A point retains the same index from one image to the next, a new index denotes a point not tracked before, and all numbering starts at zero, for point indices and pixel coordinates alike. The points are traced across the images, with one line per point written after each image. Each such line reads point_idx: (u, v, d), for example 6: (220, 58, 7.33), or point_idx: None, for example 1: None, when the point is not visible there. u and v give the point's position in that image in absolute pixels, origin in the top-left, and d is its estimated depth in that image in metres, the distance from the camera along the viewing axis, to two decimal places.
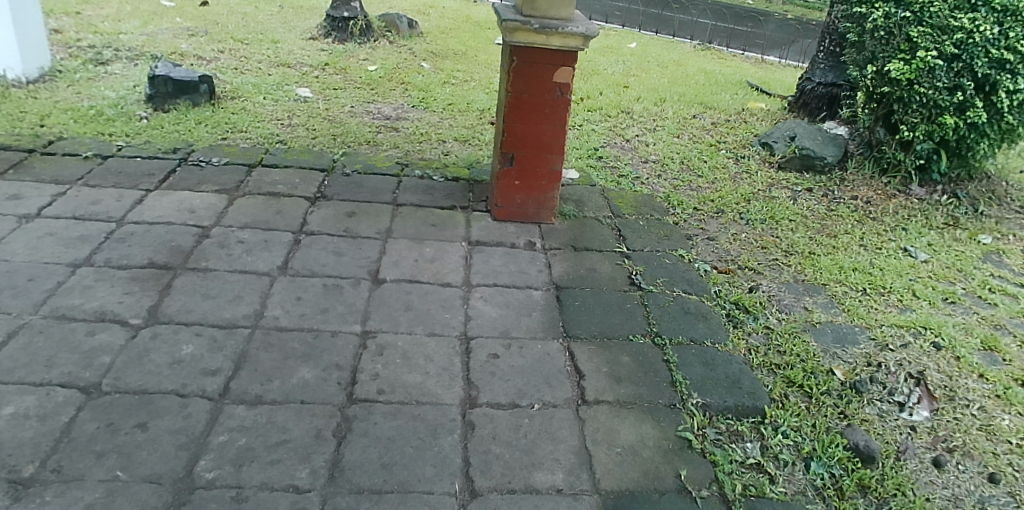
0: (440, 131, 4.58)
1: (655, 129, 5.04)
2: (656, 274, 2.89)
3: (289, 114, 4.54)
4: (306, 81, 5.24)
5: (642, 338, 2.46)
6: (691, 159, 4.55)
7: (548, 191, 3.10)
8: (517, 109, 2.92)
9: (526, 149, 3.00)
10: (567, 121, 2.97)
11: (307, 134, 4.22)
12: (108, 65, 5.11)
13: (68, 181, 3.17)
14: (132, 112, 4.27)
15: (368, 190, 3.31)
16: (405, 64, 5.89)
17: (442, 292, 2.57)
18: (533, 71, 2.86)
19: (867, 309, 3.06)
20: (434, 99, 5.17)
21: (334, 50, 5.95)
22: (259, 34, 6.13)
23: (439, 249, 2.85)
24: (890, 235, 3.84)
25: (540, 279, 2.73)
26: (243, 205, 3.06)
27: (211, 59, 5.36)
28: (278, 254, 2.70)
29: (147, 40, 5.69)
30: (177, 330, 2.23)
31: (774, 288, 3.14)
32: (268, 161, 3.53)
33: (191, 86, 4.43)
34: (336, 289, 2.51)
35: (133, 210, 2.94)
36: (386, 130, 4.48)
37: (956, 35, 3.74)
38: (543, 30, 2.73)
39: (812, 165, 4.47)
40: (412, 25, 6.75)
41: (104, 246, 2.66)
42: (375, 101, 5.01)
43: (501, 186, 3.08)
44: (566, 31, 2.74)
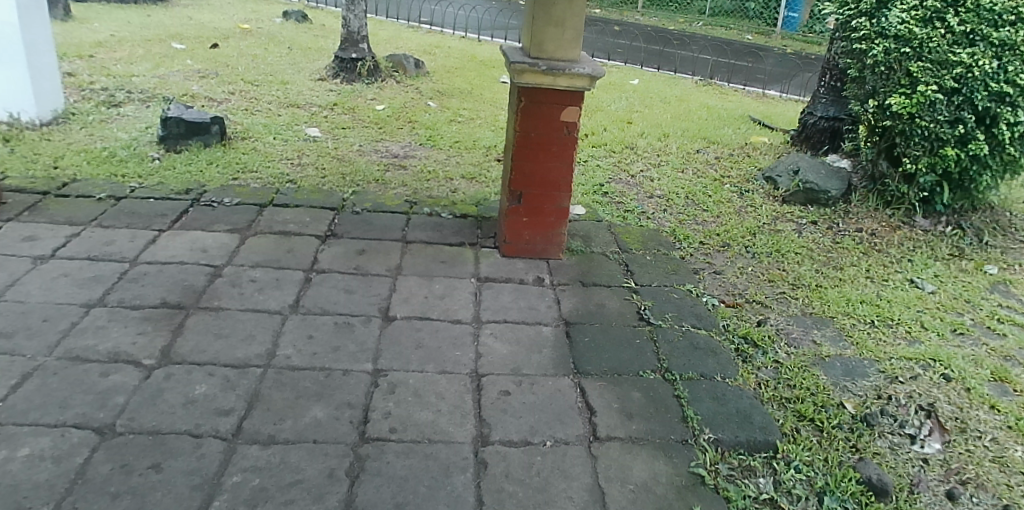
0: (447, 168, 4.64)
1: (659, 164, 5.09)
2: (665, 309, 2.90)
3: (299, 154, 4.62)
4: (315, 121, 5.33)
5: (653, 374, 2.46)
6: (696, 194, 4.60)
7: (555, 227, 3.13)
8: (526, 148, 2.97)
9: (534, 187, 3.04)
10: (575, 159, 3.02)
11: (316, 173, 4.28)
12: (120, 107, 5.21)
13: (82, 222, 3.22)
14: (144, 153, 4.34)
15: (378, 228, 3.35)
16: (412, 103, 5.99)
17: (453, 329, 2.58)
18: (541, 111, 2.92)
19: (876, 341, 3.06)
20: (440, 138, 5.25)
21: (342, 90, 6.06)
22: (268, 76, 6.26)
23: (448, 286, 2.87)
24: (896, 267, 3.85)
25: (550, 315, 2.75)
26: (255, 244, 3.09)
27: (222, 101, 5.47)
28: (290, 292, 2.73)
29: (159, 83, 5.81)
30: (190, 370, 2.24)
31: (782, 321, 3.15)
32: (279, 201, 3.58)
33: (203, 126, 4.51)
34: (347, 327, 2.53)
35: (147, 250, 2.98)
36: (394, 168, 4.54)
37: (956, 70, 3.80)
38: (551, 71, 2.81)
39: (817, 199, 4.51)
40: (418, 65, 6.88)
41: (117, 286, 2.69)
42: (383, 140, 5.09)
43: (510, 223, 3.11)
44: (573, 72, 2.81)
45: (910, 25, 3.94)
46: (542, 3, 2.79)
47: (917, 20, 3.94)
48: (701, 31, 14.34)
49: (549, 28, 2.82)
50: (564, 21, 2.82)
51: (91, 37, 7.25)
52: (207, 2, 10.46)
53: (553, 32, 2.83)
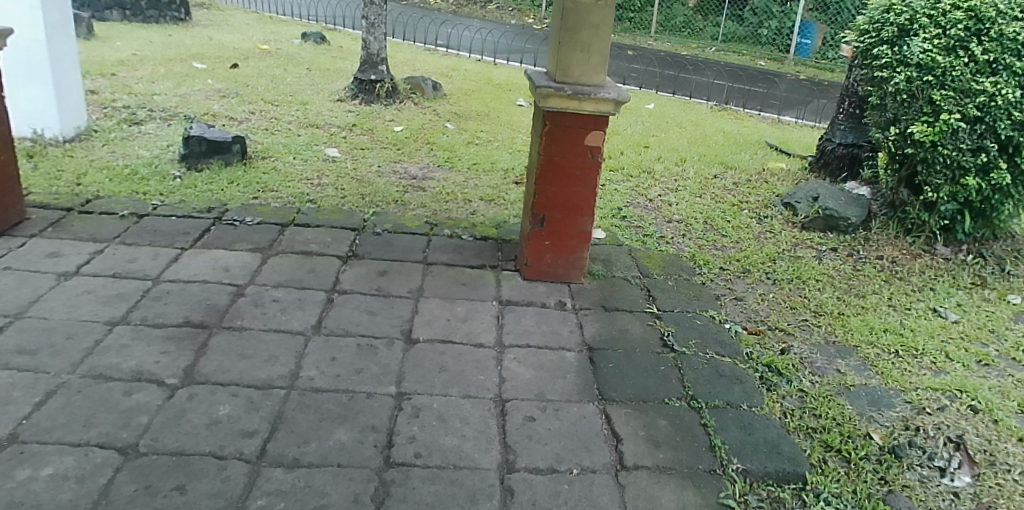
0: (466, 191, 4.67)
1: (677, 189, 5.09)
2: (688, 335, 2.85)
3: (318, 175, 4.66)
4: (334, 141, 5.37)
5: (678, 402, 2.42)
6: (714, 219, 4.59)
7: (577, 251, 3.12)
8: (549, 172, 2.98)
9: (558, 210, 3.04)
10: (598, 183, 3.02)
11: (335, 194, 4.31)
12: (142, 125, 5.27)
13: (106, 238, 3.23)
14: (166, 171, 4.38)
15: (399, 250, 3.34)
16: (430, 125, 6.02)
17: (476, 353, 2.56)
18: (566, 135, 2.92)
19: (901, 371, 3.03)
20: (458, 160, 5.28)
21: (361, 111, 6.10)
22: (287, 96, 6.31)
23: (470, 309, 2.85)
24: (919, 295, 3.83)
25: (573, 340, 2.72)
26: (277, 264, 3.09)
27: (242, 120, 5.52)
28: (312, 313, 2.72)
29: (180, 101, 5.86)
30: (213, 391, 2.23)
31: (805, 349, 3.12)
32: (300, 220, 3.58)
33: (224, 145, 4.54)
34: (370, 350, 2.51)
35: (169, 269, 2.98)
36: (413, 190, 4.58)
37: (979, 98, 3.78)
38: (577, 96, 2.81)
39: (836, 226, 4.49)
40: (436, 87, 6.92)
41: (140, 304, 2.69)
42: (401, 161, 5.12)
43: (532, 246, 3.11)
44: (599, 96, 2.81)
45: (932, 54, 3.92)
46: (569, 29, 2.79)
47: (939, 49, 3.91)
48: (713, 56, 14.43)
49: (576, 54, 2.83)
50: (590, 46, 2.83)
51: (113, 56, 7.35)
52: (226, 23, 10.60)
53: (579, 57, 2.84)
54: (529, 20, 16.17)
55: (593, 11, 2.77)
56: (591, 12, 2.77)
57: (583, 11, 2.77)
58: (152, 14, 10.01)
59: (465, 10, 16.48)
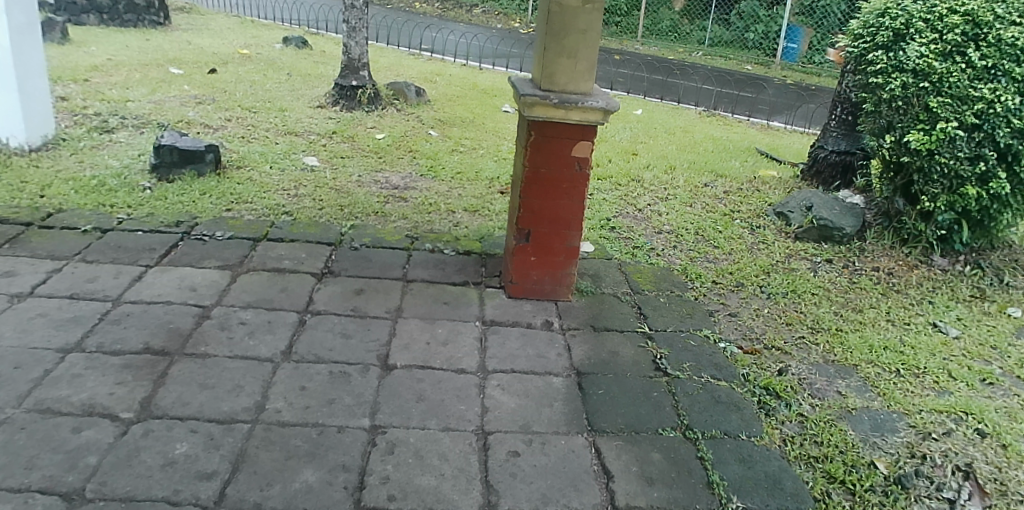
0: (449, 201, 4.51)
1: (666, 198, 4.96)
2: (682, 358, 2.70)
3: (296, 184, 4.51)
4: (314, 150, 5.20)
5: (672, 432, 2.27)
6: (705, 229, 4.46)
7: (564, 267, 2.97)
8: (535, 184, 2.82)
9: (544, 225, 2.89)
10: (586, 197, 2.87)
11: (313, 206, 4.15)
12: (113, 133, 5.07)
13: (65, 256, 3.04)
14: (135, 181, 4.19)
15: (377, 266, 3.17)
16: (413, 132, 5.86)
17: (457, 380, 2.40)
18: (552, 146, 2.77)
19: (904, 392, 2.91)
20: (442, 169, 5.13)
21: (342, 118, 5.93)
22: (266, 102, 6.12)
23: (452, 331, 2.69)
24: (918, 309, 3.71)
25: (560, 364, 2.56)
26: (247, 283, 2.92)
27: (218, 128, 5.33)
28: (282, 337, 2.54)
29: (154, 108, 5.67)
30: (170, 426, 2.06)
31: (803, 369, 2.99)
32: (274, 234, 3.41)
33: (197, 155, 4.36)
34: (343, 378, 2.34)
35: (131, 288, 2.80)
36: (394, 201, 4.43)
37: (977, 105, 3.67)
38: (563, 105, 2.66)
39: (831, 236, 4.37)
40: (419, 93, 6.76)
41: (97, 328, 2.51)
42: (382, 171, 4.96)
43: (517, 262, 2.95)
44: (586, 105, 2.66)
45: (929, 60, 3.80)
46: (554, 34, 2.64)
47: (936, 54, 3.80)
48: (701, 61, 14.37)
49: (561, 60, 2.68)
50: (576, 52, 2.68)
51: (86, 60, 7.13)
52: (207, 26, 10.39)
53: (566, 64, 2.69)
54: (516, 23, 16.04)
55: (580, 15, 2.62)
56: (578, 16, 2.62)
57: (569, 14, 2.62)
58: (130, 17, 9.79)
59: (451, 14, 16.33)
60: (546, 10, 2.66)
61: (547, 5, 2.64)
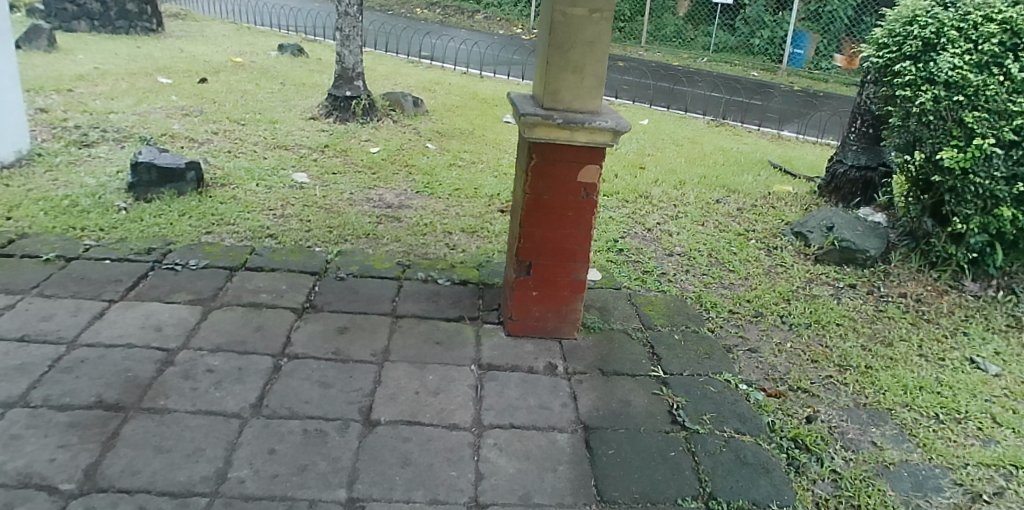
0: (446, 221, 4.24)
1: (676, 216, 4.68)
2: (701, 407, 2.42)
3: (283, 203, 4.25)
4: (304, 165, 4.94)
5: (694, 502, 1.99)
6: (719, 251, 4.18)
7: (569, 302, 2.69)
8: (537, 212, 2.54)
9: (547, 256, 2.61)
10: (593, 225, 2.59)
11: (300, 229, 3.88)
12: (92, 147, 4.80)
13: (21, 289, 2.77)
14: (110, 201, 3.92)
15: (364, 299, 2.90)
16: (410, 145, 5.60)
17: (448, 439, 2.12)
18: (556, 171, 2.49)
19: (945, 442, 2.62)
20: (439, 185, 4.86)
21: (335, 130, 5.67)
22: (256, 113, 5.86)
23: (444, 378, 2.41)
24: (951, 342, 3.42)
25: (565, 417, 2.28)
26: (219, 321, 2.64)
27: (204, 141, 5.07)
28: (253, 387, 2.26)
29: (138, 120, 5.40)
30: (115, 502, 1.78)
31: (833, 415, 2.70)
32: (253, 263, 3.13)
33: (178, 173, 4.09)
34: (319, 438, 2.06)
35: (90, 328, 2.53)
36: (387, 221, 4.17)
37: (1016, 120, 3.39)
38: (568, 125, 2.37)
39: (853, 259, 4.09)
40: (417, 103, 6.49)
41: (45, 378, 2.23)
42: (376, 188, 4.70)
43: (517, 297, 2.67)
44: (593, 125, 2.38)
45: (963, 71, 3.51)
46: (558, 46, 2.36)
47: (971, 65, 3.51)
48: (705, 67, 14.10)
49: (568, 75, 2.40)
50: (584, 66, 2.40)
51: (72, 69, 6.88)
52: (201, 34, 10.15)
53: (571, 80, 2.41)
54: (517, 29, 15.79)
55: (587, 25, 2.34)
56: (584, 26, 2.34)
57: (575, 24, 2.34)
58: (123, 25, 9.56)
59: (452, 20, 16.10)
60: (548, 19, 2.38)
61: (550, 14, 2.36)
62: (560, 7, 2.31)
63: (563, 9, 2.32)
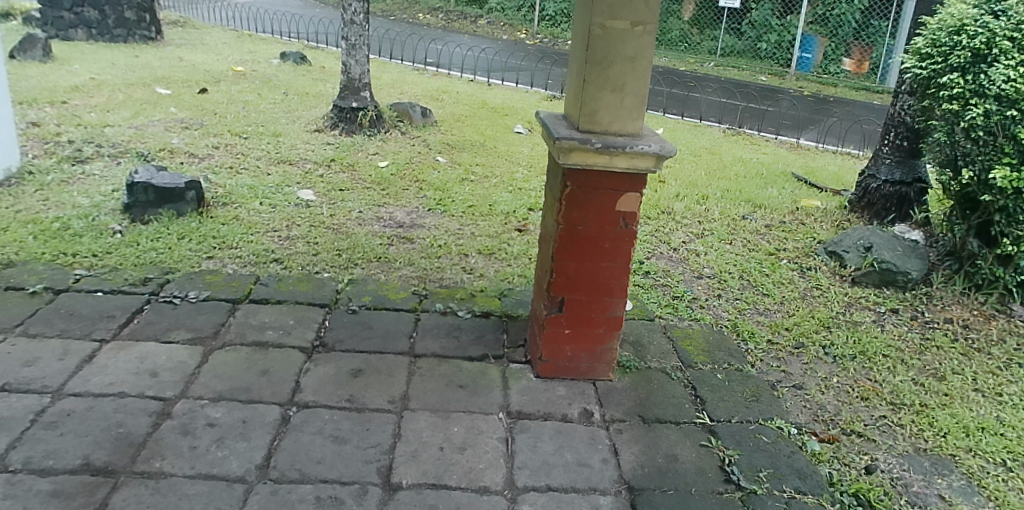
0: (460, 242, 4.02)
1: (702, 234, 4.45)
2: (755, 462, 2.18)
3: (288, 224, 4.02)
4: (309, 181, 4.71)
5: None
6: (750, 273, 3.95)
7: (604, 341, 2.46)
8: (569, 244, 2.31)
9: (580, 291, 2.37)
10: (631, 257, 2.36)
11: (307, 252, 3.65)
12: (87, 164, 4.58)
13: (4, 328, 2.54)
14: (104, 224, 3.69)
15: (379, 336, 2.66)
16: (419, 158, 5.37)
17: (478, 506, 1.88)
18: (591, 199, 2.26)
19: (1019, 494, 2.38)
20: (451, 201, 4.63)
21: (341, 143, 5.45)
22: (258, 126, 5.64)
23: (471, 430, 2.17)
24: (1007, 374, 3.18)
25: (607, 476, 2.05)
26: (221, 364, 2.41)
27: (204, 157, 4.85)
28: (259, 445, 2.03)
29: (135, 134, 5.19)
30: None
31: (893, 464, 2.46)
32: (257, 294, 2.90)
33: (176, 192, 3.87)
34: (334, 507, 1.83)
35: (78, 374, 2.29)
36: (399, 243, 3.94)
37: None
38: (607, 150, 2.14)
39: (893, 281, 3.85)
40: (425, 113, 6.27)
41: (26, 435, 2.00)
42: (385, 205, 4.47)
43: (548, 336, 2.43)
44: (634, 150, 2.15)
45: (1017, 84, 3.28)
46: (596, 62, 2.13)
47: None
48: (712, 72, 13.87)
49: (606, 95, 2.17)
50: (624, 85, 2.17)
51: (68, 81, 6.67)
52: (201, 42, 9.95)
53: (609, 99, 2.18)
54: (521, 34, 15.58)
55: (628, 38, 2.11)
56: (625, 40, 2.11)
57: (614, 38, 2.11)
58: (121, 33, 9.39)
59: (455, 25, 15.90)
60: (584, 33, 2.15)
61: (586, 27, 2.13)
62: (598, 19, 2.08)
63: (602, 22, 2.09)
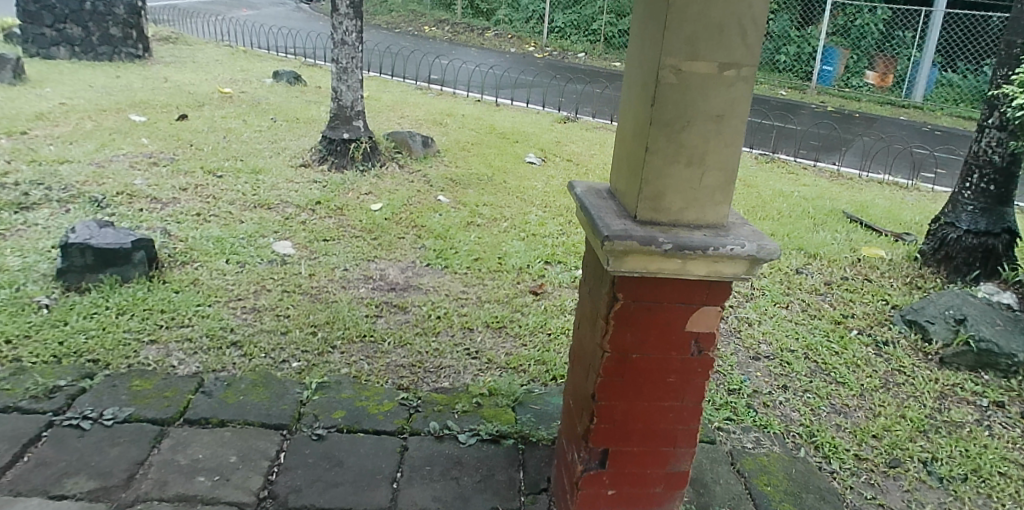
0: (463, 309, 3.33)
1: (750, 294, 3.75)
2: None
3: (258, 288, 3.35)
4: (289, 229, 4.04)
5: None
6: (817, 350, 3.25)
7: (661, 502, 1.76)
8: (620, 378, 1.61)
9: (632, 439, 1.67)
10: (703, 393, 1.66)
11: (275, 331, 2.97)
12: (29, 211, 3.92)
13: None
14: (29, 296, 3.03)
15: (350, 480, 1.97)
16: (418, 198, 4.70)
17: None
18: (653, 316, 1.55)
19: None
20: (453, 252, 3.95)
21: (330, 181, 4.78)
22: (237, 160, 4.98)
23: None
24: None
25: None
26: None
27: (169, 201, 4.19)
28: None
29: (93, 172, 4.53)
30: None
31: None
32: (196, 411, 2.23)
33: (121, 254, 3.20)
34: None
35: None
36: (390, 312, 3.25)
37: None
38: (680, 252, 1.44)
39: (993, 364, 3.14)
40: (426, 143, 5.60)
41: None
42: (375, 260, 3.80)
43: (585, 498, 1.73)
44: (720, 252, 1.45)
45: None
46: (665, 122, 1.45)
47: None
48: None
49: (678, 169, 1.48)
50: (705, 154, 1.48)
51: (33, 107, 6.04)
52: (192, 60, 9.34)
53: (682, 176, 1.49)
54: (529, 47, 14.93)
55: (714, 88, 1.43)
56: (709, 90, 1.43)
57: (693, 87, 1.43)
58: (106, 50, 8.80)
59: (461, 38, 15.27)
60: (648, 79, 1.47)
61: (651, 71, 1.45)
62: (670, 60, 1.40)
63: (676, 64, 1.41)
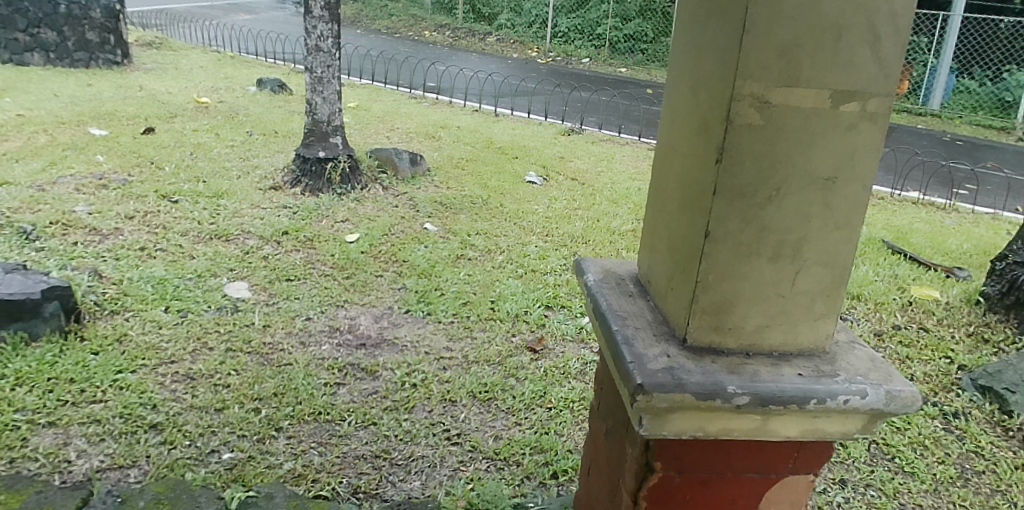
0: (445, 372, 2.75)
1: None
2: None
3: (197, 346, 2.77)
4: (247, 266, 3.47)
5: None
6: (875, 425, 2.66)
7: None
8: None
9: None
10: None
11: (209, 407, 2.40)
12: None
13: None
14: None
15: None
16: (401, 226, 4.13)
17: None
18: (707, 490, 1.01)
19: None
20: (437, 295, 3.38)
21: (302, 206, 4.23)
22: (199, 182, 4.42)
23: None
24: None
25: None
26: None
27: (111, 233, 3.63)
28: None
29: (31, 196, 3.97)
30: None
31: None
32: None
33: (28, 306, 2.64)
34: None
35: None
36: (355, 377, 2.68)
37: None
38: (762, 406, 0.90)
39: None
40: (415, 161, 5.03)
41: None
42: (345, 306, 3.23)
43: None
44: (825, 404, 0.91)
45: None
46: (741, 189, 0.92)
47: None
48: None
49: (760, 264, 0.94)
50: (801, 240, 0.95)
51: None
52: (174, 66, 8.80)
53: (765, 276, 0.96)
54: (532, 52, 14.35)
55: (821, 132, 0.91)
56: (812, 138, 0.91)
57: (788, 132, 0.90)
58: (81, 57, 8.28)
59: (461, 44, 14.71)
60: (711, 117, 0.94)
61: (720, 105, 0.92)
62: (753, 86, 0.88)
63: (761, 93, 0.88)
